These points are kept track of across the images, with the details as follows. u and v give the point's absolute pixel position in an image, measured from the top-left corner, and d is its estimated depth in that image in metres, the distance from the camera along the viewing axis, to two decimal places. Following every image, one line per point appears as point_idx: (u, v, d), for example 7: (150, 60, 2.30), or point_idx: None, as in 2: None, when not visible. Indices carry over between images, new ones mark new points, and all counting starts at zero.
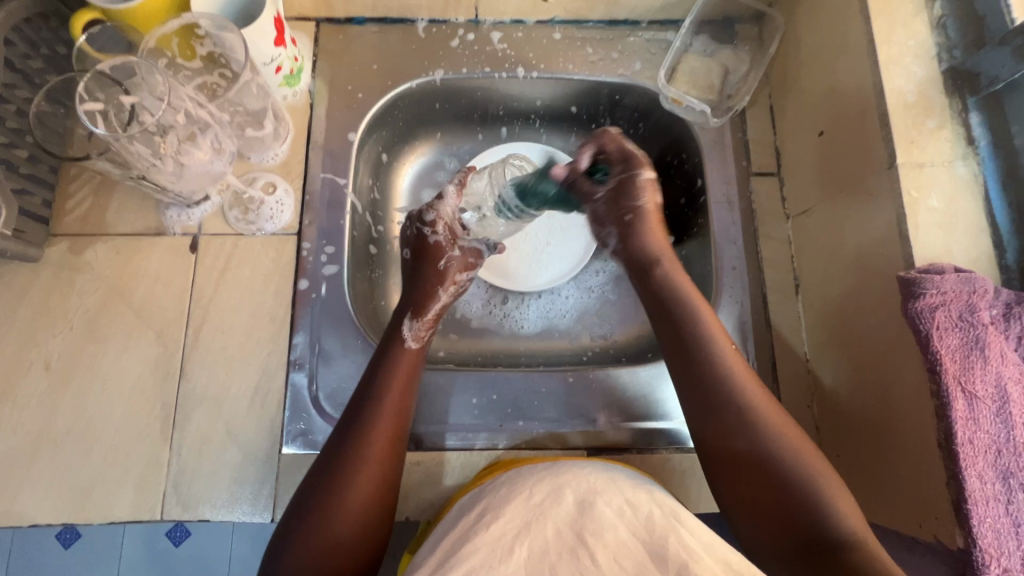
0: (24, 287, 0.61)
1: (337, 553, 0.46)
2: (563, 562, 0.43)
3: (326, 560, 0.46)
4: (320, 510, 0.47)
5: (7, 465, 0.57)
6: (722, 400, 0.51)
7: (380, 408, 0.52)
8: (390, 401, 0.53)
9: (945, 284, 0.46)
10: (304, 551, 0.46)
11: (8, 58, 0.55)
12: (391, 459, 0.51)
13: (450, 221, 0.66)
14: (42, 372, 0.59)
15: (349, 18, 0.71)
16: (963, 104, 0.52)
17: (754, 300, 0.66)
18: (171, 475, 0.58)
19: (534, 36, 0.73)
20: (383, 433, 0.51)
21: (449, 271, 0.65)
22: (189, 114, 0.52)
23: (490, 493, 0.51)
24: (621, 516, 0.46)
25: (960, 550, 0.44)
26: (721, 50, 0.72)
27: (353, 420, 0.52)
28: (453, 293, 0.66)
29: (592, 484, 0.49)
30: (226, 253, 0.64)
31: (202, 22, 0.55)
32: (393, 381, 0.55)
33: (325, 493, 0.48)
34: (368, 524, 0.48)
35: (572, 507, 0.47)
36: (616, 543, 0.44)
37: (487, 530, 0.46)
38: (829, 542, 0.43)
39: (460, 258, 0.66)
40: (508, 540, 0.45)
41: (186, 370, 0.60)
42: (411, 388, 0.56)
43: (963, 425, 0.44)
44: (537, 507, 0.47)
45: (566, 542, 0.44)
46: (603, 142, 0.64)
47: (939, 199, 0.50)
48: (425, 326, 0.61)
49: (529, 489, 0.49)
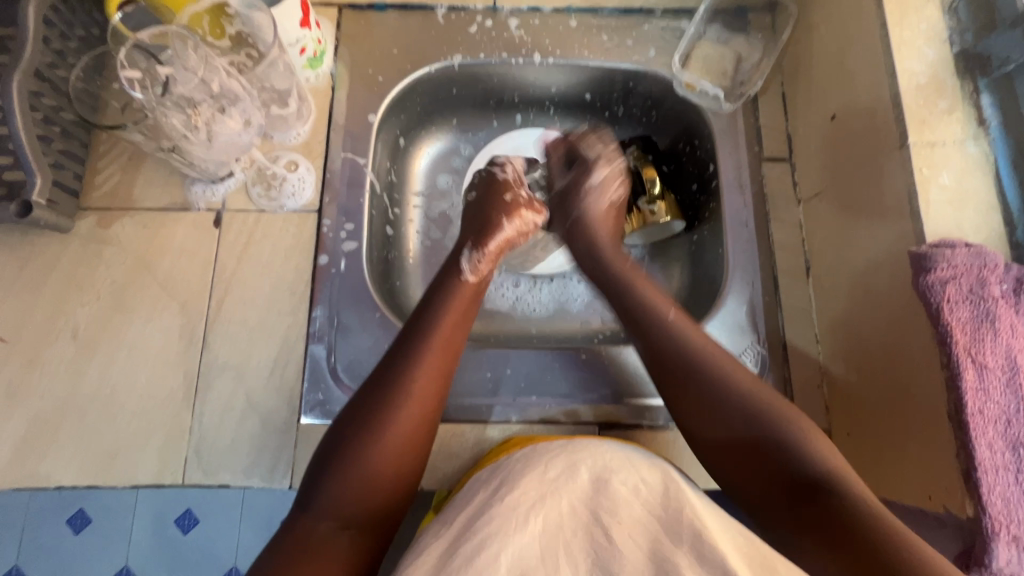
0: (54, 257, 0.63)
1: (372, 482, 0.47)
2: (578, 540, 0.45)
3: (362, 486, 0.47)
4: (362, 438, 0.48)
5: (35, 428, 0.59)
6: (680, 364, 0.54)
7: (429, 347, 0.54)
8: (441, 343, 0.55)
9: (955, 258, 0.47)
10: (341, 476, 0.47)
11: (47, 36, 0.58)
12: (435, 397, 0.53)
13: (518, 169, 0.71)
14: (70, 339, 0.61)
15: (371, 5, 0.73)
16: (974, 85, 0.53)
17: (766, 283, 0.67)
18: (193, 441, 0.59)
19: (550, 23, 0.74)
20: (431, 372, 0.53)
21: (515, 205, 0.67)
22: (222, 85, 0.55)
23: (507, 467, 0.51)
24: (637, 495, 0.46)
25: (970, 519, 0.45)
26: (734, 38, 0.73)
27: (409, 337, 0.55)
28: (516, 228, 0.66)
29: (607, 461, 0.49)
30: (249, 228, 0.65)
31: (233, 1, 0.58)
32: (452, 304, 0.58)
33: (367, 424, 0.49)
34: (405, 459, 0.49)
35: (587, 485, 0.47)
36: (633, 521, 0.45)
37: (503, 501, 0.47)
38: (811, 481, 0.45)
39: (527, 199, 0.69)
40: (523, 510, 0.46)
41: (208, 340, 0.62)
42: (460, 334, 0.57)
43: (973, 395, 0.45)
44: (552, 482, 0.47)
45: (581, 520, 0.45)
46: (569, 145, 0.73)
47: (950, 176, 0.51)
48: (483, 258, 0.63)
49: (547, 463, 0.49)
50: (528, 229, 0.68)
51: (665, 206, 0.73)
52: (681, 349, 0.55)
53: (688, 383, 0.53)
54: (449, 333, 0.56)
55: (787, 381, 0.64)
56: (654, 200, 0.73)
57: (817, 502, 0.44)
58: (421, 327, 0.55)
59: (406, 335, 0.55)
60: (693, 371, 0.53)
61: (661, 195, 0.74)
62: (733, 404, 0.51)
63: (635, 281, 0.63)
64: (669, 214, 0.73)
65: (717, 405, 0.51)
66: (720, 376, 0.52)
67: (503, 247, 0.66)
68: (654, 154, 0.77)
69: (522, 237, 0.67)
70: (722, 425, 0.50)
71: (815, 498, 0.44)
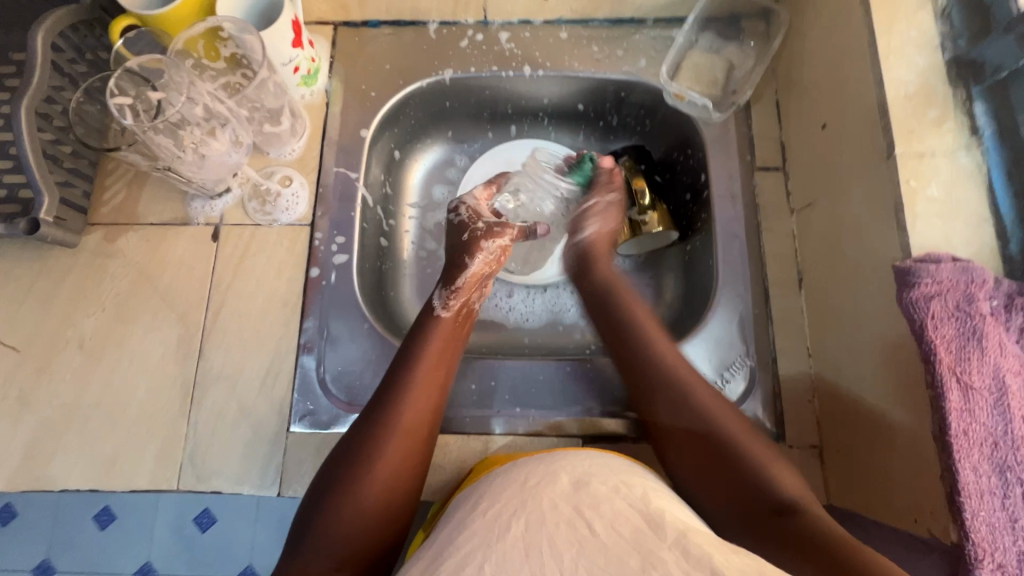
0: (64, 271, 0.66)
1: (365, 520, 0.48)
2: (561, 532, 0.43)
3: (353, 528, 0.48)
4: (347, 479, 0.49)
5: (43, 433, 0.62)
6: (663, 387, 0.57)
7: (415, 382, 0.55)
8: (425, 381, 0.55)
9: (940, 273, 0.45)
10: (331, 518, 0.48)
11: (55, 62, 0.61)
12: (422, 435, 0.53)
13: (474, 207, 0.70)
14: (77, 349, 0.64)
15: (364, 22, 0.75)
16: (967, 93, 0.51)
17: (756, 294, 0.66)
18: (188, 448, 0.61)
19: (541, 35, 0.75)
20: (416, 409, 0.54)
21: (473, 240, 0.67)
22: (207, 108, 0.58)
23: (485, 484, 0.52)
24: (617, 492, 0.46)
25: (954, 545, 0.43)
26: (727, 47, 0.73)
27: (395, 372, 0.56)
28: (482, 262, 0.67)
29: (584, 468, 0.50)
30: (245, 241, 0.68)
31: (226, 25, 0.59)
32: (437, 338, 0.59)
33: (353, 464, 0.50)
34: (394, 498, 0.50)
35: (567, 486, 0.47)
36: (614, 514, 0.44)
37: (477, 515, 0.46)
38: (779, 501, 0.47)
39: (493, 232, 0.68)
40: (505, 518, 0.45)
41: (204, 350, 0.64)
42: (445, 372, 0.58)
43: (957, 416, 0.43)
44: (531, 487, 0.47)
45: (564, 514, 0.44)
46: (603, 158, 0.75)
47: (939, 188, 0.49)
48: (453, 295, 0.64)
49: (526, 475, 0.50)
50: (494, 257, 0.67)
51: (655, 217, 0.73)
52: (665, 371, 0.58)
53: (666, 410, 0.56)
54: (435, 371, 0.57)
55: (777, 396, 0.63)
56: (646, 210, 0.73)
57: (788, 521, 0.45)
58: (404, 364, 0.56)
59: (391, 372, 0.56)
60: (675, 390, 0.56)
61: (652, 206, 0.73)
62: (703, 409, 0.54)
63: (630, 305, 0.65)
64: (659, 225, 0.73)
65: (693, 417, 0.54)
66: (699, 403, 0.55)
67: (473, 279, 0.66)
68: (647, 163, 0.76)
69: (490, 266, 0.68)
70: (695, 433, 0.53)
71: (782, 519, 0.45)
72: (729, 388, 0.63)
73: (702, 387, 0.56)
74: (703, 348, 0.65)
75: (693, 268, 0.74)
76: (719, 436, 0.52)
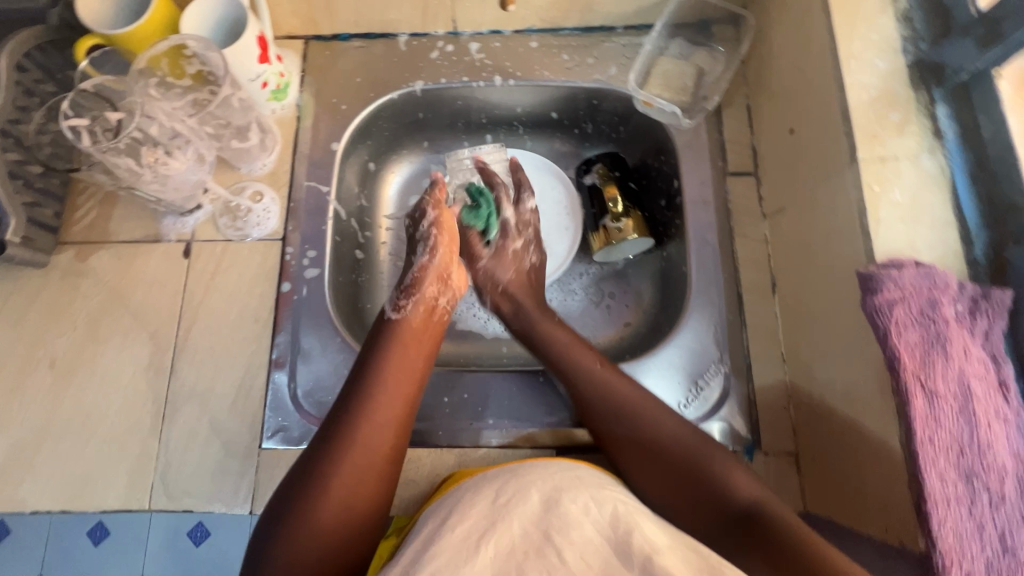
0: (35, 290, 0.66)
1: (321, 545, 0.47)
2: (530, 560, 0.43)
3: (312, 547, 0.47)
4: (306, 500, 0.49)
5: (14, 455, 0.61)
6: (584, 383, 0.59)
7: (375, 396, 0.55)
8: (388, 394, 0.55)
9: (903, 279, 0.45)
10: (288, 538, 0.47)
11: (21, 82, 0.61)
12: (385, 448, 0.53)
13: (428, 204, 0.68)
14: (48, 369, 0.64)
15: (335, 35, 0.75)
16: (929, 96, 0.51)
17: (730, 300, 0.66)
18: (160, 467, 0.61)
19: (511, 46, 0.75)
20: (377, 423, 0.53)
21: (431, 234, 0.67)
22: (163, 126, 0.58)
23: (456, 495, 0.52)
24: (587, 514, 0.46)
25: (922, 553, 0.43)
26: (696, 52, 0.73)
27: (355, 386, 0.56)
28: (438, 256, 0.66)
29: (556, 482, 0.49)
30: (217, 257, 0.67)
31: (190, 43, 0.59)
32: (398, 349, 0.59)
33: (312, 481, 0.49)
34: (353, 513, 0.50)
35: (538, 506, 0.47)
36: (584, 542, 0.44)
37: (451, 531, 0.46)
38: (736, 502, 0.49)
39: (422, 214, 0.69)
40: (475, 538, 0.45)
41: (176, 368, 0.64)
42: (411, 383, 0.57)
43: (922, 424, 0.43)
44: (502, 506, 0.47)
45: (534, 541, 0.45)
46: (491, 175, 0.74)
47: (902, 192, 0.49)
48: (405, 297, 0.64)
49: (496, 491, 0.50)
50: (434, 243, 0.67)
51: (630, 224, 0.73)
52: (586, 367, 0.60)
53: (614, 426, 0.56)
54: (398, 382, 0.57)
55: (752, 402, 0.62)
56: (619, 218, 0.73)
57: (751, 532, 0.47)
58: (366, 377, 0.56)
59: (356, 382, 0.56)
60: (602, 389, 0.58)
61: (626, 213, 0.73)
62: (629, 410, 0.56)
63: (535, 316, 0.66)
64: (634, 231, 0.72)
65: (622, 417, 0.56)
66: (637, 413, 0.56)
67: (432, 275, 0.66)
68: (622, 170, 0.76)
69: (438, 254, 0.66)
70: (628, 432, 0.55)
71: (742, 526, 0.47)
72: (704, 395, 0.62)
73: (640, 397, 0.57)
74: (677, 356, 0.64)
75: (669, 275, 0.74)
76: (664, 445, 0.54)
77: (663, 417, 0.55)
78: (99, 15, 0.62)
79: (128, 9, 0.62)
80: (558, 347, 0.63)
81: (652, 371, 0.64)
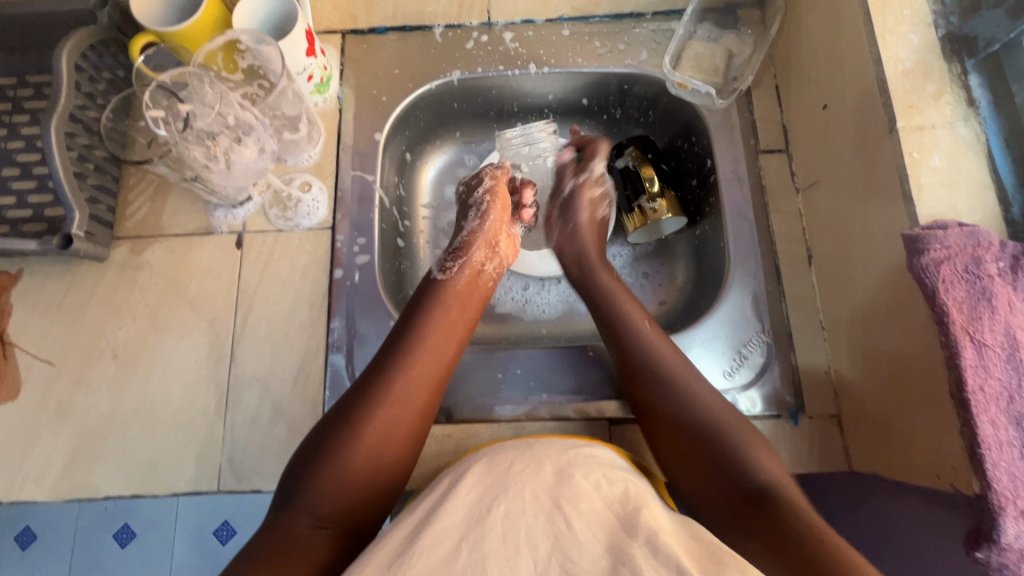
0: (94, 284, 0.68)
1: (353, 476, 0.51)
2: (539, 524, 0.46)
3: (339, 483, 0.50)
4: (345, 434, 0.52)
5: (82, 443, 0.63)
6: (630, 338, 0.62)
7: (418, 348, 0.58)
8: (429, 352, 0.59)
9: (948, 239, 0.47)
10: (324, 468, 0.51)
11: (78, 81, 0.63)
12: (418, 404, 0.56)
13: (489, 172, 0.75)
14: (111, 359, 0.66)
15: (372, 29, 0.77)
16: (962, 67, 0.53)
17: (768, 272, 0.68)
18: (227, 449, 0.63)
19: (543, 34, 0.77)
20: (415, 377, 0.57)
21: (482, 201, 0.72)
22: (236, 117, 0.60)
23: (467, 464, 0.54)
24: (598, 490, 0.49)
25: (976, 496, 0.45)
26: (725, 35, 0.75)
27: (400, 338, 0.60)
28: (485, 222, 0.71)
29: (569, 457, 0.53)
30: (268, 248, 0.69)
31: (243, 38, 0.61)
32: (441, 308, 0.63)
33: (350, 424, 0.53)
34: (381, 459, 0.53)
35: (550, 478, 0.50)
36: (592, 512, 0.47)
37: (468, 492, 0.49)
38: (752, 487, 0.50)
39: (479, 182, 0.74)
40: (487, 501, 0.48)
41: (235, 355, 0.66)
42: (450, 340, 0.61)
43: (973, 373, 0.45)
44: (517, 474, 0.50)
45: (543, 508, 0.47)
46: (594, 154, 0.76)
47: (941, 158, 0.51)
48: (453, 258, 0.68)
49: (513, 461, 0.52)
50: (485, 208, 0.72)
51: (665, 203, 0.75)
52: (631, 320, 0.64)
53: (659, 402, 0.58)
54: (439, 343, 0.60)
55: (794, 368, 0.65)
56: (654, 198, 0.75)
57: (761, 506, 0.48)
58: (409, 335, 0.60)
59: (400, 332, 0.60)
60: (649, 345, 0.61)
61: (661, 193, 0.75)
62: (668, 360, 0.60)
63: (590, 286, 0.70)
64: (669, 211, 0.74)
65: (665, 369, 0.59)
66: (684, 390, 0.57)
67: (480, 240, 0.70)
68: (653, 152, 0.79)
69: (488, 219, 0.71)
70: (665, 379, 0.58)
71: (755, 500, 0.49)
72: (748, 363, 0.65)
73: (692, 376, 0.59)
74: (720, 326, 0.67)
75: (703, 252, 0.76)
76: (691, 407, 0.56)
77: (708, 403, 0.56)
78: (150, 11, 0.63)
79: (176, 7, 0.63)
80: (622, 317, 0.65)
81: (697, 341, 0.67)
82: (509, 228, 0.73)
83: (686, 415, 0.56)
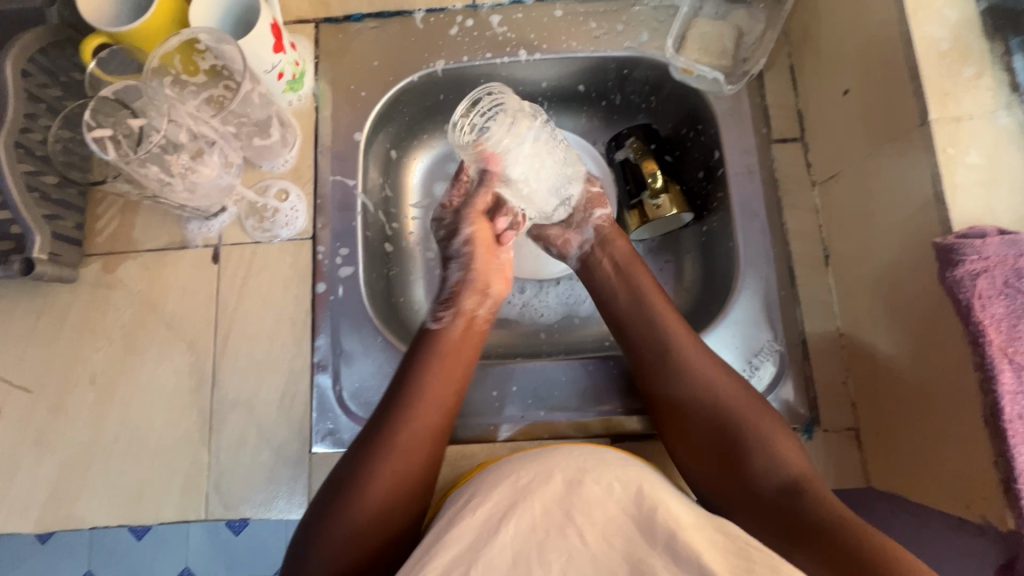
0: (66, 306, 0.64)
1: (371, 522, 0.49)
2: (551, 540, 0.43)
3: (359, 527, 0.49)
4: (354, 485, 0.50)
5: (63, 472, 0.61)
6: (637, 329, 0.61)
7: (419, 397, 0.55)
8: (430, 402, 0.55)
9: (986, 249, 0.42)
10: (336, 519, 0.49)
11: (27, 89, 0.58)
12: (424, 452, 0.53)
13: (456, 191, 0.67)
14: (89, 385, 0.63)
15: (347, 16, 0.71)
16: (1006, 47, 0.47)
17: (781, 274, 0.63)
18: (213, 477, 0.60)
19: (534, 16, 0.70)
20: (419, 426, 0.54)
21: (464, 246, 0.65)
22: (191, 131, 0.57)
23: (477, 481, 0.50)
24: (610, 495, 0.45)
25: (1011, 532, 0.42)
26: (733, 11, 0.68)
27: (400, 385, 0.56)
28: (462, 269, 0.65)
29: (579, 461, 0.48)
30: (247, 261, 0.65)
31: (202, 37, 0.56)
32: (443, 351, 0.59)
33: (359, 470, 0.51)
34: (399, 503, 0.51)
35: (560, 488, 0.46)
36: (605, 520, 0.44)
37: (471, 515, 0.45)
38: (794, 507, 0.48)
39: (456, 228, 0.66)
40: (498, 519, 0.45)
41: (217, 378, 0.63)
42: (451, 389, 0.57)
43: (1011, 400, 0.41)
44: (523, 487, 0.46)
45: (554, 521, 0.44)
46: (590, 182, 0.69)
47: (979, 154, 0.46)
48: (445, 308, 0.63)
49: (518, 470, 0.48)
50: (468, 258, 0.65)
51: (669, 200, 0.69)
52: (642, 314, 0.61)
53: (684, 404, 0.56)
54: (439, 392, 0.56)
55: (809, 379, 0.61)
56: (658, 193, 0.69)
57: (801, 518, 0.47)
58: (413, 378, 0.56)
59: (399, 381, 0.57)
60: (655, 336, 0.59)
61: (666, 188, 0.70)
62: (674, 351, 0.58)
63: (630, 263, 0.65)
64: (674, 207, 0.69)
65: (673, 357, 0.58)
66: (693, 373, 0.56)
67: (471, 287, 0.64)
68: (656, 143, 0.73)
69: (473, 266, 0.65)
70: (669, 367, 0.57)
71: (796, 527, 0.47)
72: (760, 374, 0.61)
73: (719, 376, 0.56)
74: (730, 335, 0.62)
75: (710, 249, 0.71)
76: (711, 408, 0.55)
77: (726, 394, 0.55)
78: (99, 6, 0.57)
79: (128, 4, 0.58)
80: (629, 300, 0.62)
81: None
82: (499, 262, 0.66)
83: (703, 403, 0.55)
